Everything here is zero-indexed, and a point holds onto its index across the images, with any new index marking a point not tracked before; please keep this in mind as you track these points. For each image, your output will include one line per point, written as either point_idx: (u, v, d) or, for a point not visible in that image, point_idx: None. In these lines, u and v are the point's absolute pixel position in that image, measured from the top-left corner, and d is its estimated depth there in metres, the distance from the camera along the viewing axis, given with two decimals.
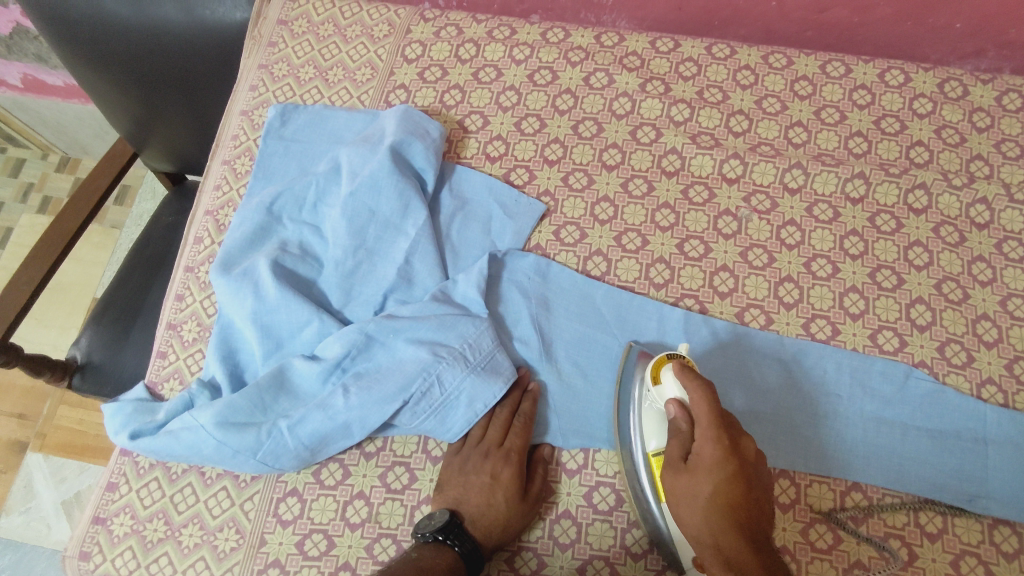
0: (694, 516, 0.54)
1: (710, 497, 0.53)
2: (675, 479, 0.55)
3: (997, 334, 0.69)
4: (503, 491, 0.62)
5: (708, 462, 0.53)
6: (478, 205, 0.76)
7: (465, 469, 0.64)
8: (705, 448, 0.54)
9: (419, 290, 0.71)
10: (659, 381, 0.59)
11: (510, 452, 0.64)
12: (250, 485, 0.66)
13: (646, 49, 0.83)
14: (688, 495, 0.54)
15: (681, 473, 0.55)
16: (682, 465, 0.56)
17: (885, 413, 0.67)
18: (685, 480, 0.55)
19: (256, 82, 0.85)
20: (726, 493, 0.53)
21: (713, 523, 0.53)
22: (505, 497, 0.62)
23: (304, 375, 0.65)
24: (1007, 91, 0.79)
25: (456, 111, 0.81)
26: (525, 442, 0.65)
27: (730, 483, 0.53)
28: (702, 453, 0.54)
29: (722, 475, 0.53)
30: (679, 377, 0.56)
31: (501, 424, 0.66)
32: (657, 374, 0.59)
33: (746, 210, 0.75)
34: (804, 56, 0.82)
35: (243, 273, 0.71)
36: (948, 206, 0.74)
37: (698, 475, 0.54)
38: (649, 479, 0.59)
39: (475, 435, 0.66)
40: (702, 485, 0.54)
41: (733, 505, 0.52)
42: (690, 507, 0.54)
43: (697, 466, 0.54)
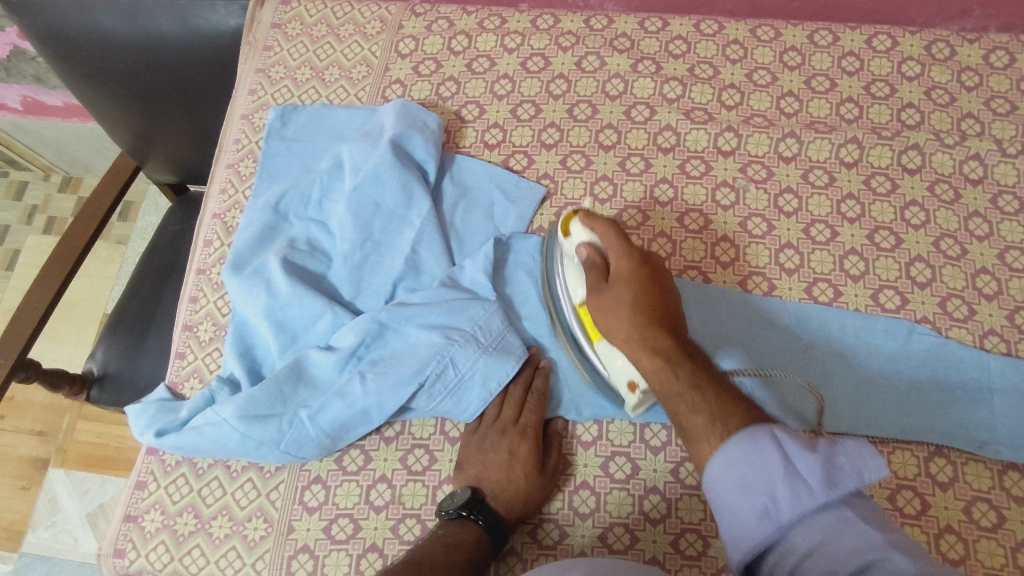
0: (624, 345, 0.58)
1: (631, 303, 0.59)
2: (598, 295, 0.61)
3: (996, 286, 0.71)
4: (522, 465, 0.63)
5: (625, 273, 0.60)
6: (480, 193, 0.78)
7: (483, 447, 0.65)
8: (621, 262, 0.61)
9: (427, 278, 0.73)
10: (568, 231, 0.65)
11: (526, 428, 0.65)
12: (274, 475, 0.68)
13: (635, 30, 0.84)
14: (615, 308, 0.59)
15: (602, 292, 0.61)
16: (603, 284, 0.61)
17: (891, 369, 0.68)
18: (611, 294, 0.60)
19: (254, 86, 0.86)
20: (642, 295, 0.59)
21: (641, 328, 0.57)
22: (524, 471, 0.63)
23: (321, 365, 0.67)
24: (993, 49, 0.80)
25: (452, 102, 0.82)
26: (540, 417, 0.66)
27: (642, 287, 0.59)
28: (618, 267, 0.61)
29: (638, 281, 0.60)
30: (585, 223, 0.63)
31: (515, 401, 0.67)
32: (566, 229, 0.66)
33: (743, 181, 0.76)
34: (792, 28, 0.83)
35: (255, 272, 0.73)
36: (941, 164, 0.75)
37: (618, 286, 0.60)
38: (578, 324, 0.67)
39: (490, 414, 0.67)
40: (623, 293, 0.59)
41: (649, 312, 0.58)
42: (618, 325, 0.59)
43: (615, 281, 0.60)
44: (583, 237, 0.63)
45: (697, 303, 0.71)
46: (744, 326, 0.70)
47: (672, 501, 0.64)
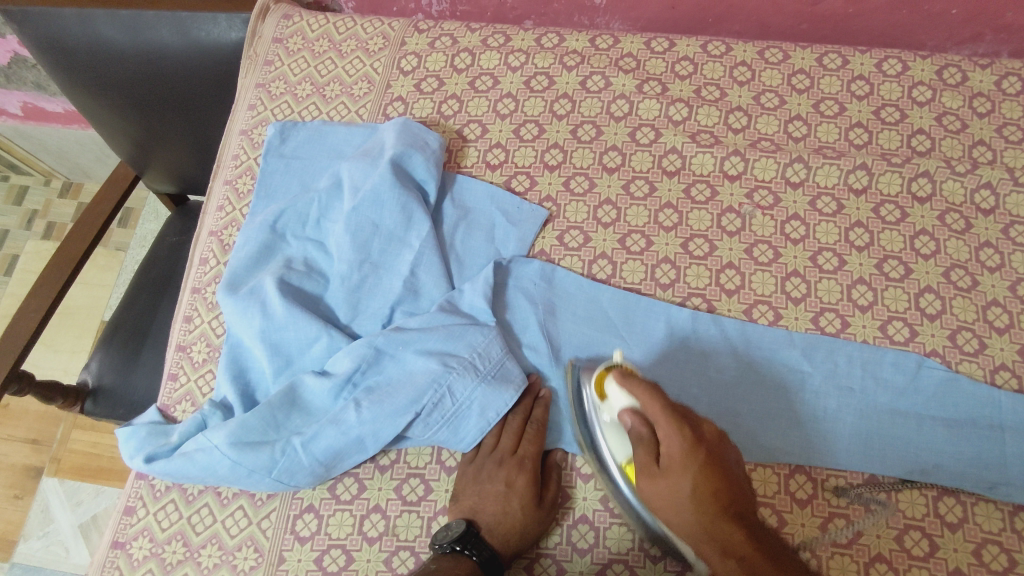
0: (673, 516, 0.54)
1: (692, 493, 0.52)
2: (652, 481, 0.55)
3: (1008, 320, 0.69)
4: (519, 498, 0.62)
5: (678, 458, 0.53)
6: (481, 214, 0.76)
7: (480, 479, 0.64)
8: (672, 444, 0.54)
9: (425, 301, 0.72)
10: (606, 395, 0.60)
11: (524, 460, 0.64)
12: (266, 503, 0.66)
13: (641, 50, 0.83)
14: (671, 496, 0.53)
15: (655, 479, 0.54)
16: (655, 469, 0.55)
17: (898, 404, 0.67)
18: (666, 485, 0.54)
19: (254, 101, 0.85)
20: (705, 479, 0.53)
21: (703, 518, 0.52)
22: (521, 504, 0.62)
23: (315, 391, 0.65)
24: (1006, 74, 0.78)
25: (454, 121, 0.81)
26: (538, 449, 0.65)
27: (704, 474, 0.53)
28: (669, 454, 0.54)
29: (695, 466, 0.53)
30: (624, 388, 0.57)
31: (514, 432, 0.66)
32: (602, 391, 0.61)
33: (749, 206, 0.75)
34: (801, 49, 0.81)
35: (250, 292, 0.71)
36: (952, 193, 0.74)
37: (674, 475, 0.53)
38: (626, 486, 0.60)
39: (488, 444, 0.66)
40: (681, 483, 0.53)
41: (713, 495, 0.52)
42: (674, 509, 0.53)
43: (668, 467, 0.54)
44: (622, 402, 0.58)
45: (700, 332, 0.70)
46: (748, 358, 0.69)
47: None
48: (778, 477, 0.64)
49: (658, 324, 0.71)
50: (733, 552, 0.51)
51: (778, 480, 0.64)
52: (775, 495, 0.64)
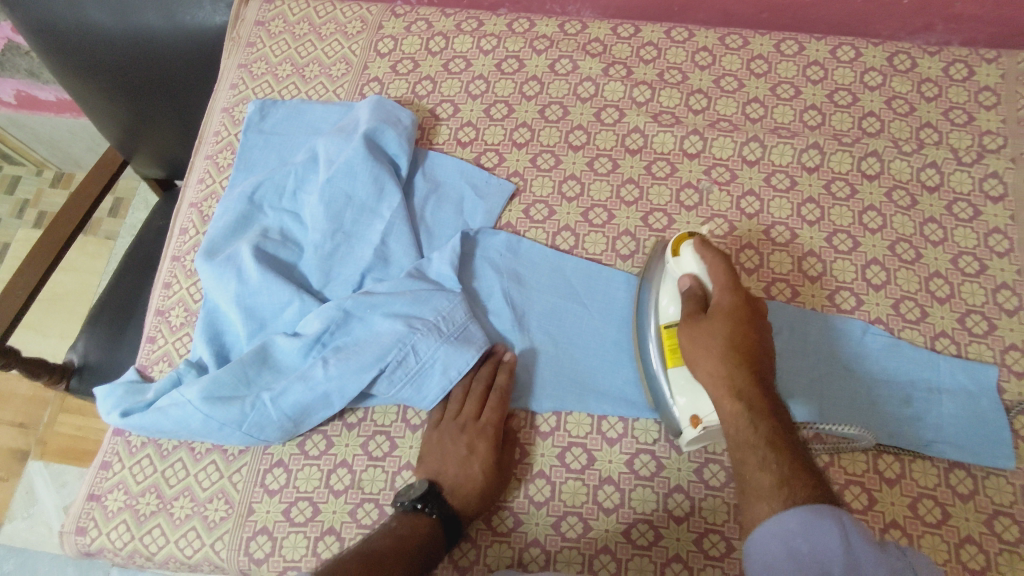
0: (704, 360, 0.61)
1: (726, 337, 0.60)
2: (694, 326, 0.62)
3: (948, 290, 0.73)
4: (480, 461, 0.64)
5: (725, 310, 0.62)
6: (450, 188, 0.80)
7: (443, 441, 0.66)
8: (722, 299, 0.62)
9: (395, 268, 0.75)
10: (677, 251, 0.67)
11: (487, 426, 0.66)
12: (238, 457, 0.69)
13: (608, 36, 0.86)
14: (704, 340, 0.61)
15: (696, 325, 0.62)
16: (698, 314, 0.63)
17: (845, 366, 0.70)
18: (703, 325, 0.62)
19: (236, 80, 0.88)
20: (738, 337, 0.60)
21: (728, 365, 0.60)
22: (482, 468, 0.64)
23: (286, 351, 0.68)
24: (953, 61, 0.82)
25: (428, 100, 0.84)
26: (500, 414, 0.67)
27: (740, 328, 0.61)
28: (719, 304, 0.62)
29: (737, 318, 0.61)
30: (699, 251, 0.65)
31: (477, 398, 0.68)
32: (675, 248, 0.67)
33: (707, 182, 0.78)
34: (759, 37, 0.85)
35: (227, 259, 0.75)
36: (899, 171, 0.78)
37: (715, 320, 0.61)
38: (661, 350, 0.66)
39: (450, 410, 0.68)
40: (717, 326, 0.61)
41: (743, 348, 0.60)
42: (704, 358, 0.61)
43: (715, 313, 0.62)
44: (692, 267, 0.65)
45: None
46: None
47: (626, 492, 0.66)
48: None
49: (618, 292, 0.74)
50: (746, 404, 0.58)
51: None
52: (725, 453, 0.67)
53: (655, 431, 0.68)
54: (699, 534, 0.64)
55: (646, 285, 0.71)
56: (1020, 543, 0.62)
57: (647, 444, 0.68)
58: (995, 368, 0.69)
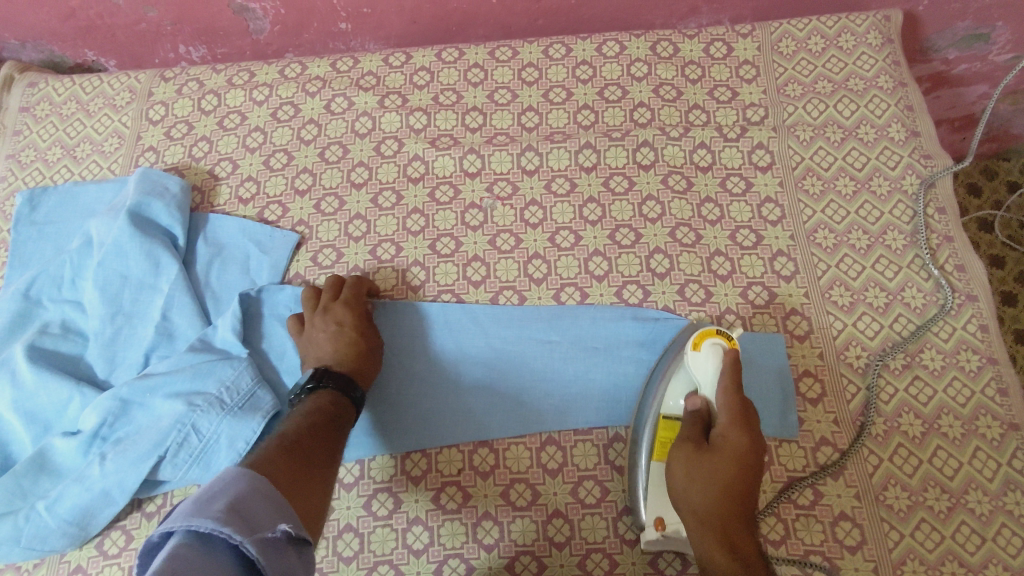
0: (696, 493, 0.58)
1: (724, 482, 0.57)
2: (695, 460, 0.59)
3: (729, 266, 0.74)
4: (352, 331, 0.68)
5: (733, 447, 0.58)
6: (235, 248, 0.78)
7: (312, 335, 0.69)
8: (734, 437, 0.59)
9: (180, 342, 0.72)
10: (700, 348, 0.63)
11: (352, 306, 0.70)
12: (32, 572, 0.66)
13: (380, 67, 0.86)
14: (703, 480, 0.58)
15: (705, 455, 0.59)
16: (703, 447, 0.60)
17: (637, 356, 0.70)
18: (710, 461, 0.58)
19: (4, 173, 0.84)
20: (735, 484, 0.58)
21: (717, 508, 0.57)
22: (349, 335, 0.68)
23: (63, 453, 0.65)
24: (713, 41, 0.84)
25: (205, 161, 0.82)
26: (356, 296, 0.71)
27: (738, 475, 0.58)
28: (725, 438, 0.59)
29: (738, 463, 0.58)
30: (726, 365, 0.61)
31: (331, 287, 0.72)
32: (697, 341, 0.63)
33: (490, 200, 0.78)
34: (528, 45, 0.86)
35: (1, 365, 0.71)
36: (673, 157, 0.79)
37: (721, 460, 0.58)
38: (648, 443, 0.63)
39: (308, 307, 0.71)
40: (722, 468, 0.58)
41: (737, 491, 0.57)
42: (698, 488, 0.58)
43: (721, 445, 0.59)
44: (710, 374, 0.62)
45: (454, 322, 0.73)
46: (499, 335, 0.72)
47: (434, 529, 0.65)
48: (530, 452, 0.68)
49: (411, 321, 0.73)
50: (737, 550, 0.55)
51: (530, 455, 0.67)
52: (529, 469, 0.67)
53: (459, 461, 0.68)
54: (510, 558, 0.64)
55: (650, 381, 0.67)
56: (815, 505, 0.63)
57: (452, 475, 0.67)
58: (779, 334, 0.70)
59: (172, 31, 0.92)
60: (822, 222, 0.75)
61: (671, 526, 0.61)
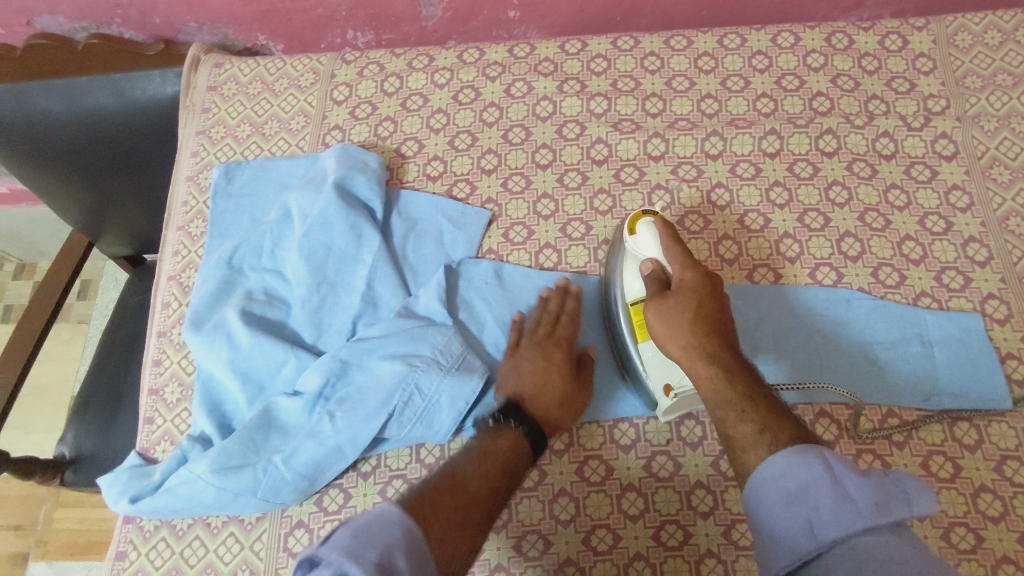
0: (672, 338, 0.60)
1: (695, 304, 0.61)
2: (659, 301, 0.63)
3: (921, 251, 0.75)
4: (560, 389, 0.68)
5: (688, 283, 0.63)
6: (428, 224, 0.80)
7: (519, 363, 0.70)
8: (686, 273, 0.63)
9: (385, 311, 0.75)
10: (635, 230, 0.69)
11: (563, 340, 0.71)
12: (255, 526, 0.68)
13: (557, 54, 0.88)
14: (676, 310, 0.61)
15: (666, 300, 0.62)
16: (662, 293, 0.64)
17: (836, 335, 0.72)
18: (671, 298, 0.62)
19: (196, 148, 0.88)
20: (699, 290, 0.62)
21: (689, 311, 0.60)
22: (563, 380, 0.68)
23: (289, 411, 0.68)
24: (888, 33, 0.86)
25: (391, 140, 0.85)
26: (571, 336, 0.72)
27: (705, 301, 0.61)
28: (682, 279, 0.63)
29: (701, 287, 0.62)
30: (656, 231, 0.67)
31: (548, 323, 0.72)
32: (632, 227, 0.70)
33: (676, 182, 0.80)
34: (702, 35, 0.88)
35: (215, 327, 0.74)
36: (856, 144, 0.80)
37: (681, 293, 0.62)
38: (628, 325, 0.69)
39: (524, 337, 0.72)
40: (685, 297, 0.61)
41: (710, 317, 0.60)
42: (675, 330, 0.60)
43: (679, 289, 0.63)
44: (652, 249, 0.68)
45: None
46: None
47: (649, 496, 0.67)
48: None
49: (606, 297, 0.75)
50: (725, 360, 0.57)
51: None
52: None
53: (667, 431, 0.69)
54: (726, 526, 0.65)
55: (609, 270, 0.74)
56: None
57: (661, 445, 0.69)
58: (979, 316, 0.71)
59: (346, 16, 0.95)
60: (1012, 210, 0.76)
61: (679, 388, 0.65)
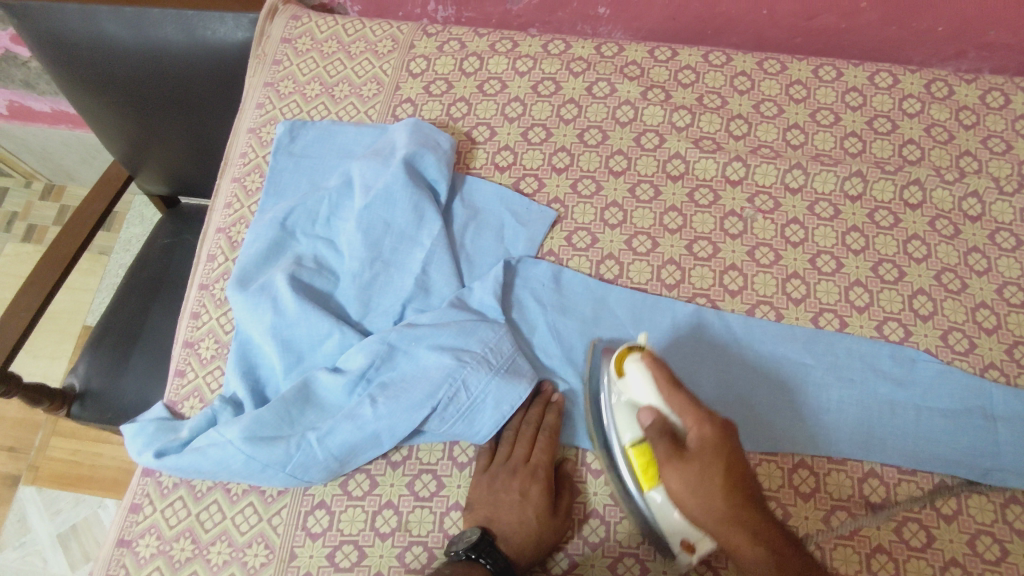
0: (700, 505, 0.53)
1: (722, 477, 0.53)
2: (682, 472, 0.54)
3: (995, 321, 0.72)
4: (533, 507, 0.63)
5: (709, 443, 0.54)
6: (490, 214, 0.78)
7: (495, 479, 0.65)
8: (703, 430, 0.54)
9: (436, 299, 0.72)
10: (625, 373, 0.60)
11: (541, 468, 0.65)
12: (277, 499, 0.66)
13: (645, 58, 0.85)
14: (699, 484, 0.53)
15: (685, 463, 0.54)
16: (677, 457, 0.54)
17: (896, 394, 0.69)
18: (691, 471, 0.53)
19: (262, 99, 0.86)
20: (726, 461, 0.53)
21: (728, 506, 0.53)
22: (535, 513, 0.63)
23: (328, 387, 0.66)
24: (990, 89, 0.83)
25: (463, 123, 0.83)
26: (550, 458, 0.65)
27: (729, 468, 0.53)
28: (700, 437, 0.54)
29: (721, 453, 0.53)
30: (648, 368, 0.58)
31: (526, 440, 0.66)
32: (621, 367, 0.62)
33: (751, 211, 0.77)
34: (797, 62, 0.85)
35: (260, 289, 0.71)
36: (942, 200, 0.77)
37: (703, 462, 0.53)
38: (628, 470, 0.61)
39: (503, 450, 0.67)
40: (710, 469, 0.53)
41: (734, 477, 0.53)
42: (704, 501, 0.53)
43: (696, 452, 0.54)
44: (647, 393, 0.58)
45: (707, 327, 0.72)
46: (752, 348, 0.71)
47: None
48: (782, 471, 0.66)
49: (664, 319, 0.72)
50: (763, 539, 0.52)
51: (781, 474, 0.66)
52: (780, 488, 0.65)
53: None
54: None
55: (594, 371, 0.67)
56: None
57: None
58: None
59: None
60: None
61: (699, 544, 0.58)
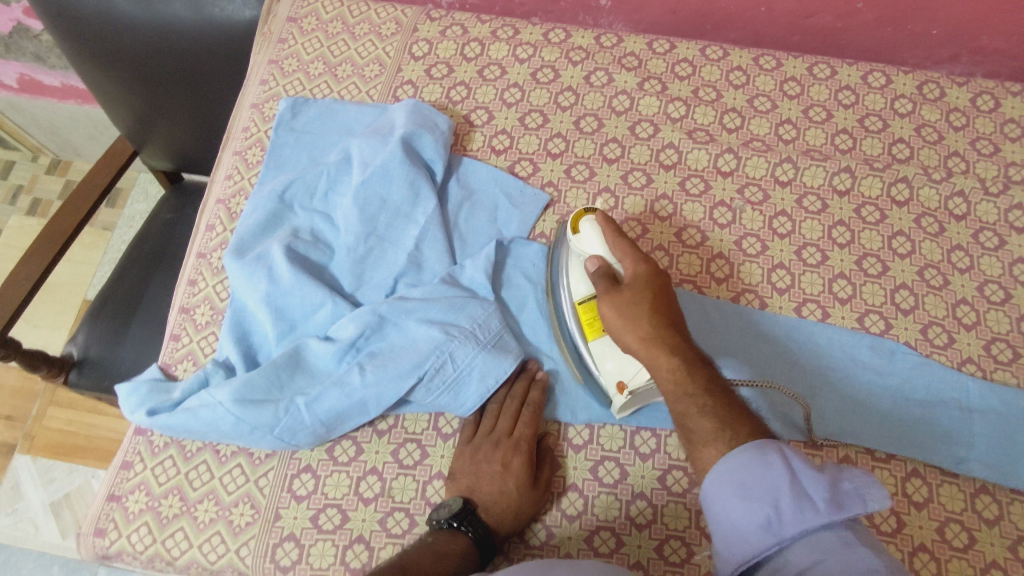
0: (632, 329, 0.60)
1: (652, 303, 0.61)
2: (614, 300, 0.62)
3: (975, 317, 0.74)
4: (515, 478, 0.64)
5: (642, 276, 0.63)
6: (484, 196, 0.79)
7: (479, 451, 0.66)
8: (637, 268, 0.63)
9: (428, 275, 0.74)
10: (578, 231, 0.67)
11: (524, 442, 0.66)
12: (264, 461, 0.68)
13: (643, 50, 0.87)
14: (632, 308, 0.60)
15: (620, 294, 0.62)
16: (616, 291, 0.62)
17: (875, 384, 0.71)
18: (628, 295, 0.61)
19: (266, 77, 0.88)
20: (657, 300, 0.61)
21: (657, 328, 0.60)
22: (517, 484, 0.64)
23: (319, 355, 0.67)
24: (980, 93, 0.84)
25: (462, 106, 0.84)
26: (534, 431, 0.67)
27: (660, 298, 0.61)
28: (634, 272, 0.63)
29: (654, 288, 0.62)
30: (600, 228, 0.66)
31: (511, 414, 0.67)
32: (576, 226, 0.68)
33: (740, 202, 0.79)
34: (792, 59, 0.86)
35: (256, 258, 0.73)
36: (928, 199, 0.79)
37: (636, 289, 0.62)
38: (575, 325, 0.67)
39: (486, 423, 0.68)
40: (641, 296, 0.61)
41: (666, 318, 0.61)
42: (632, 325, 0.60)
43: (632, 285, 0.62)
44: (595, 247, 0.66)
45: (690, 311, 0.73)
46: (735, 334, 0.73)
47: (658, 508, 0.65)
48: None
49: None
50: (693, 371, 0.57)
51: None
52: None
53: None
54: None
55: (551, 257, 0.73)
56: None
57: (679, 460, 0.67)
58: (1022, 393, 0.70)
59: None
60: None
61: (632, 382, 0.63)
